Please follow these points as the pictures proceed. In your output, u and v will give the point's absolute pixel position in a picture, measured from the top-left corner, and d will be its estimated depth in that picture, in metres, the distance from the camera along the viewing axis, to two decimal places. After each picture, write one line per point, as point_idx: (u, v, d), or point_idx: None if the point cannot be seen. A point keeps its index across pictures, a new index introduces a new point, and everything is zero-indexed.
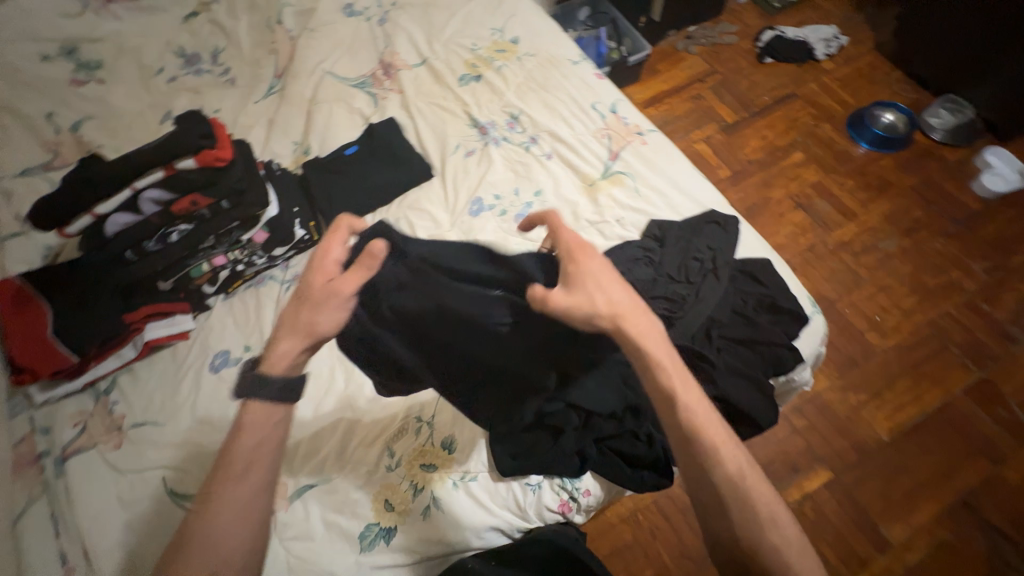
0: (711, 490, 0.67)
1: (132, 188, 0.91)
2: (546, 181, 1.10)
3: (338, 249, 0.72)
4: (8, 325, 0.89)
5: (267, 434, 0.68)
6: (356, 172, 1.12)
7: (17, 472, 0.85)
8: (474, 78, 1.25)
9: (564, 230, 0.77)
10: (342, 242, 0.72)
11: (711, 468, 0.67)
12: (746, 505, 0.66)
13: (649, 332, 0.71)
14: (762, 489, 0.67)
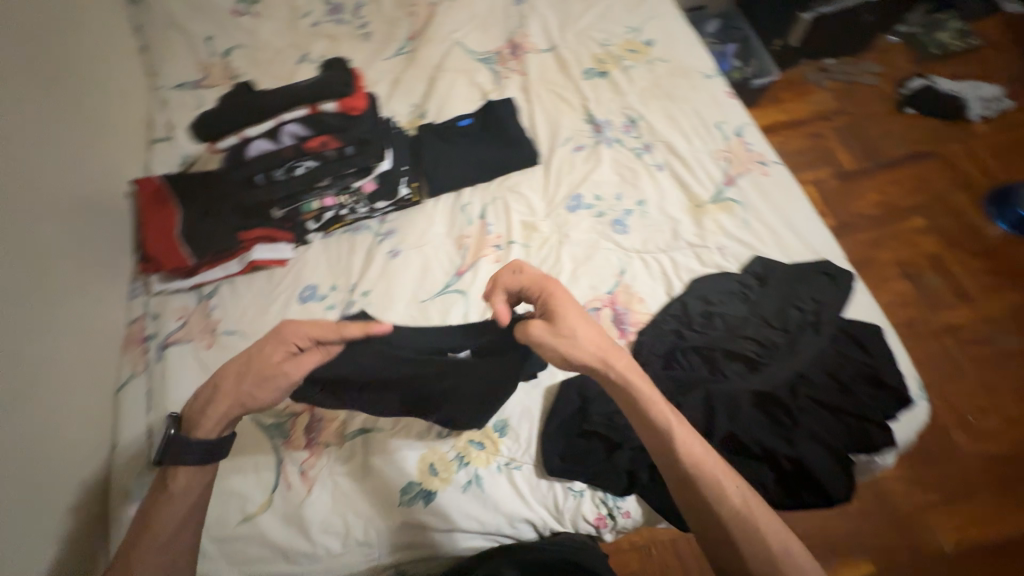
0: (717, 519, 0.66)
1: (277, 120, 0.97)
2: (650, 191, 1.06)
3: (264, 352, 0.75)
4: (148, 219, 1.02)
5: (199, 484, 0.72)
6: (466, 144, 1.15)
7: (128, 346, 0.99)
8: (600, 74, 1.23)
9: (524, 275, 0.80)
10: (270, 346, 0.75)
11: (716, 499, 0.66)
12: (755, 534, 0.64)
13: (629, 368, 0.72)
14: (773, 522, 0.65)
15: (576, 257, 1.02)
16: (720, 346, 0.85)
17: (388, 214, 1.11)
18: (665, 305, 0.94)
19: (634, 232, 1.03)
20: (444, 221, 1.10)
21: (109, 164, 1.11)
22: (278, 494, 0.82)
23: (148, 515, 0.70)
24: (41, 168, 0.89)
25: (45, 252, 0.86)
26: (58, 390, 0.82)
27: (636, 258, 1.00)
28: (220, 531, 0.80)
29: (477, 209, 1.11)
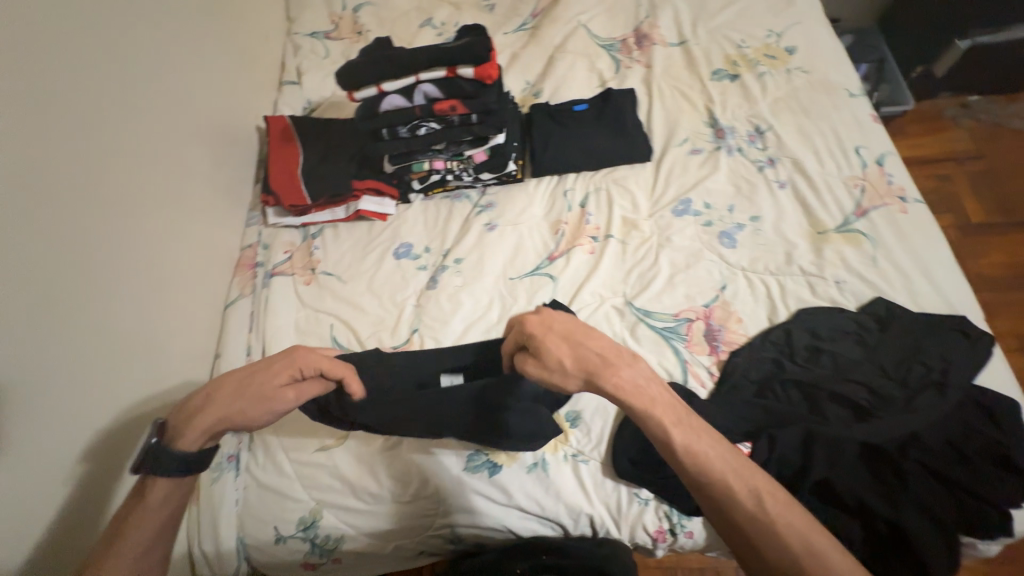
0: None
1: (416, 77, 0.94)
2: (767, 208, 1.00)
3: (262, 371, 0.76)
4: (274, 155, 1.08)
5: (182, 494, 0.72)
6: (578, 130, 1.12)
7: (240, 269, 1.07)
8: (731, 77, 1.16)
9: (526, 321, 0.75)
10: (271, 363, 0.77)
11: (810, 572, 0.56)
12: None
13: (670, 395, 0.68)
14: None
15: (675, 263, 0.98)
16: (826, 386, 0.79)
17: (489, 187, 1.11)
18: (765, 330, 0.88)
19: (743, 248, 0.97)
20: (543, 203, 1.09)
21: (243, 100, 1.19)
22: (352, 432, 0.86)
23: (122, 528, 0.68)
24: (177, 97, 0.98)
25: (178, 173, 0.96)
26: (174, 298, 0.91)
27: (741, 276, 0.95)
28: (298, 452, 0.86)
29: (578, 196, 1.09)
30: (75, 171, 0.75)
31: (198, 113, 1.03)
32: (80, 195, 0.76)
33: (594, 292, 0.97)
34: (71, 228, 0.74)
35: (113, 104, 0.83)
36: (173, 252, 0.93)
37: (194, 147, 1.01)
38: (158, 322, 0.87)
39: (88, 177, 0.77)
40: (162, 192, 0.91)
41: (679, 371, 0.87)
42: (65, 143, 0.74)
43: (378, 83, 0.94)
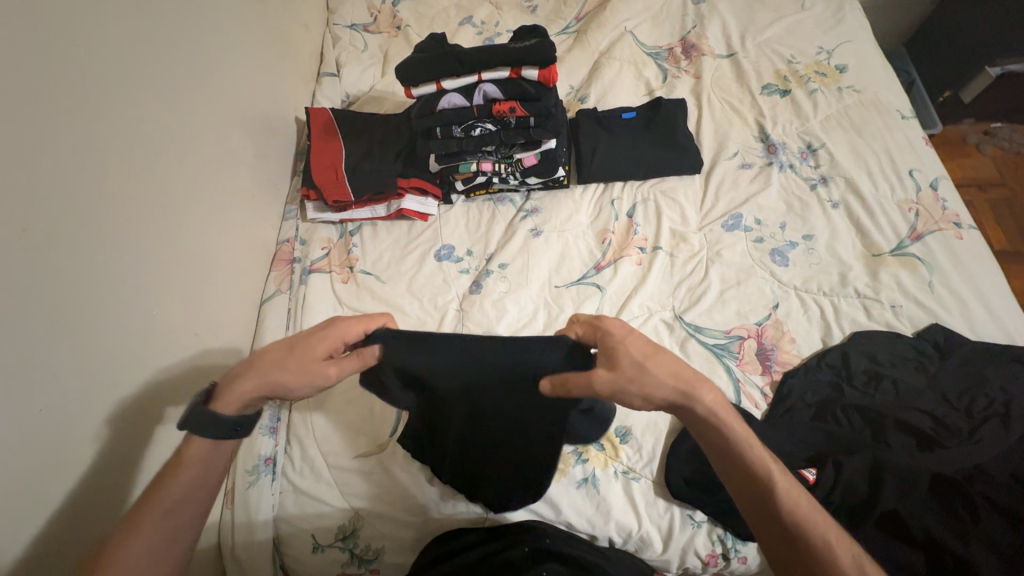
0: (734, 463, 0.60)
1: (478, 77, 0.91)
2: (821, 227, 0.98)
3: (321, 346, 0.61)
4: (316, 148, 1.05)
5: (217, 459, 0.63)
6: (627, 137, 1.10)
7: (278, 264, 1.04)
8: (782, 92, 1.14)
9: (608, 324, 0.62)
10: (331, 341, 0.61)
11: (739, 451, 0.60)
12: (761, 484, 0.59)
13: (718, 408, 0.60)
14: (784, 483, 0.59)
15: (725, 279, 0.96)
16: (891, 413, 0.78)
17: (534, 191, 1.09)
18: (820, 351, 0.87)
19: (796, 266, 0.95)
20: (590, 211, 1.07)
21: (284, 90, 1.16)
22: (394, 437, 0.84)
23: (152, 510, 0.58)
24: (227, 84, 0.95)
25: (226, 162, 0.93)
26: (220, 288, 0.89)
27: (794, 295, 0.93)
28: (336, 457, 0.84)
29: (626, 206, 1.06)
30: (141, 155, 0.73)
31: (245, 101, 1.01)
32: (146, 180, 0.74)
33: (642, 304, 0.95)
34: (141, 214, 0.72)
35: (173, 90, 0.81)
36: (221, 240, 0.90)
37: (241, 135, 0.98)
38: (206, 313, 0.84)
39: (152, 162, 0.75)
40: (212, 180, 0.89)
41: (732, 390, 0.85)
42: (133, 125, 0.72)
43: (439, 80, 0.92)
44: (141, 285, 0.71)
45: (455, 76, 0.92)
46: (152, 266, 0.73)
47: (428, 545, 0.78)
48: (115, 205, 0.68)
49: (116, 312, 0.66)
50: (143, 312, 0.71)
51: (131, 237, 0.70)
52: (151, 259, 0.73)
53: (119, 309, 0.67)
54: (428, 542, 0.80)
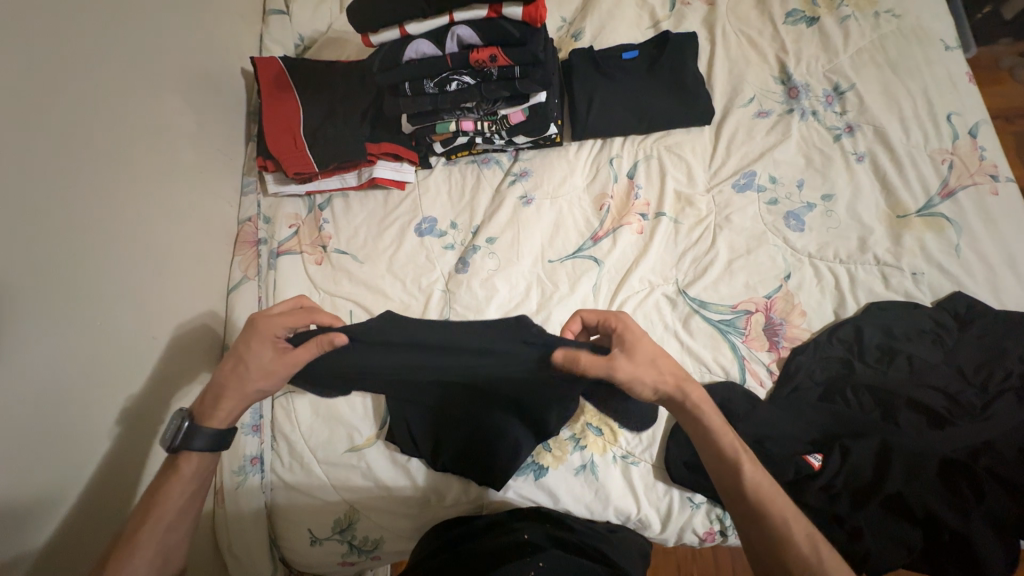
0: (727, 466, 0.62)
1: (449, 18, 0.72)
2: (843, 185, 0.88)
3: (262, 350, 0.66)
4: (268, 111, 0.91)
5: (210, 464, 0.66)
6: (628, 83, 0.95)
7: (241, 247, 0.93)
8: (809, 20, 0.97)
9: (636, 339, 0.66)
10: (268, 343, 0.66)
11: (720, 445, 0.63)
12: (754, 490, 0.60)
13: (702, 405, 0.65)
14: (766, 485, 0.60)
15: (734, 248, 0.88)
16: (902, 392, 0.74)
17: (522, 151, 0.97)
18: (832, 325, 0.82)
19: (812, 231, 0.87)
20: (585, 172, 0.96)
21: (221, 34, 0.97)
22: (384, 430, 0.81)
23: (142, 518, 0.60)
24: (140, 33, 0.78)
25: (157, 134, 0.80)
26: (173, 280, 0.79)
27: (807, 263, 0.86)
28: (326, 451, 0.81)
29: (625, 164, 0.95)
30: (31, 138, 0.60)
31: (170, 56, 0.84)
32: (43, 167, 0.61)
33: (643, 278, 0.88)
34: (44, 213, 0.61)
35: (59, 47, 0.65)
36: (165, 229, 0.79)
37: (171, 98, 0.83)
38: (157, 311, 0.76)
39: (48, 146, 0.62)
40: (141, 159, 0.76)
41: (737, 370, 0.81)
42: (9, 101, 0.58)
43: (401, 23, 0.74)
44: (62, 297, 0.62)
45: (420, 18, 0.73)
46: (75, 271, 0.64)
47: (428, 533, 0.77)
48: (2, 204, 0.56)
49: (33, 334, 0.58)
50: (70, 327, 0.62)
51: (37, 243, 0.60)
52: (68, 262, 0.63)
53: (35, 325, 0.58)
54: (429, 529, 0.79)
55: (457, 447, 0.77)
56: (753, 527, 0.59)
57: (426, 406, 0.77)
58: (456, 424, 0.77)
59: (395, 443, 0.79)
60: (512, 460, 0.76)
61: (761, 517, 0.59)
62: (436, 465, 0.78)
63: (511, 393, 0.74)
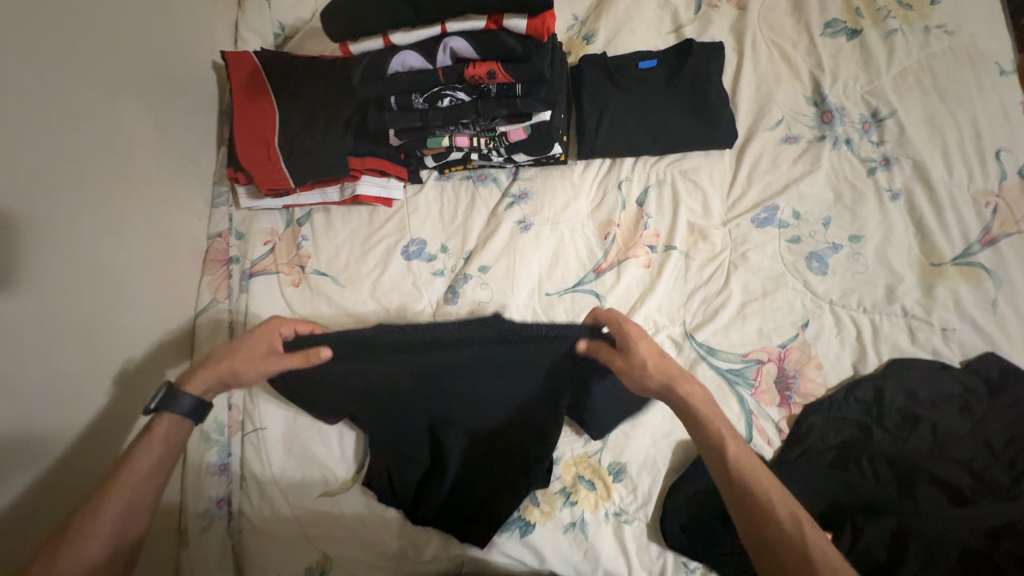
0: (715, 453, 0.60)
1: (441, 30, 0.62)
2: (873, 226, 0.80)
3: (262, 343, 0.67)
4: (241, 117, 0.82)
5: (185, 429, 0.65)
6: (643, 97, 0.85)
7: (211, 266, 0.85)
8: (850, 33, 0.87)
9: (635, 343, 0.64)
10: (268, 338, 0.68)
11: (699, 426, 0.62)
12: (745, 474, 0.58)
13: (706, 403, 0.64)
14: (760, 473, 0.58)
15: (748, 289, 0.81)
16: (922, 464, 0.68)
17: (522, 169, 0.88)
18: (850, 382, 0.75)
19: (835, 276, 0.79)
20: (591, 195, 0.87)
21: (189, 22, 0.86)
22: (361, 474, 0.76)
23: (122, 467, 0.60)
24: (88, 29, 0.69)
25: (109, 145, 0.71)
26: (125, 307, 0.72)
27: (828, 310, 0.79)
28: (297, 495, 0.75)
29: (635, 189, 0.86)
30: None
31: (122, 52, 0.74)
32: None
33: (648, 318, 0.81)
34: None
35: None
36: (114, 251, 0.71)
37: (125, 100, 0.74)
38: (106, 342, 0.69)
39: None
40: (87, 175, 0.68)
41: (744, 426, 0.74)
42: None
43: (386, 34, 0.64)
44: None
45: (407, 28, 0.63)
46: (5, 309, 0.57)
47: None
48: None
49: None
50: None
51: None
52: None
53: None
54: None
55: (443, 488, 0.72)
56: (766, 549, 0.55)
57: (410, 431, 0.73)
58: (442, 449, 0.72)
59: (373, 489, 0.74)
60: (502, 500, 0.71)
61: (768, 528, 0.55)
62: (420, 508, 0.72)
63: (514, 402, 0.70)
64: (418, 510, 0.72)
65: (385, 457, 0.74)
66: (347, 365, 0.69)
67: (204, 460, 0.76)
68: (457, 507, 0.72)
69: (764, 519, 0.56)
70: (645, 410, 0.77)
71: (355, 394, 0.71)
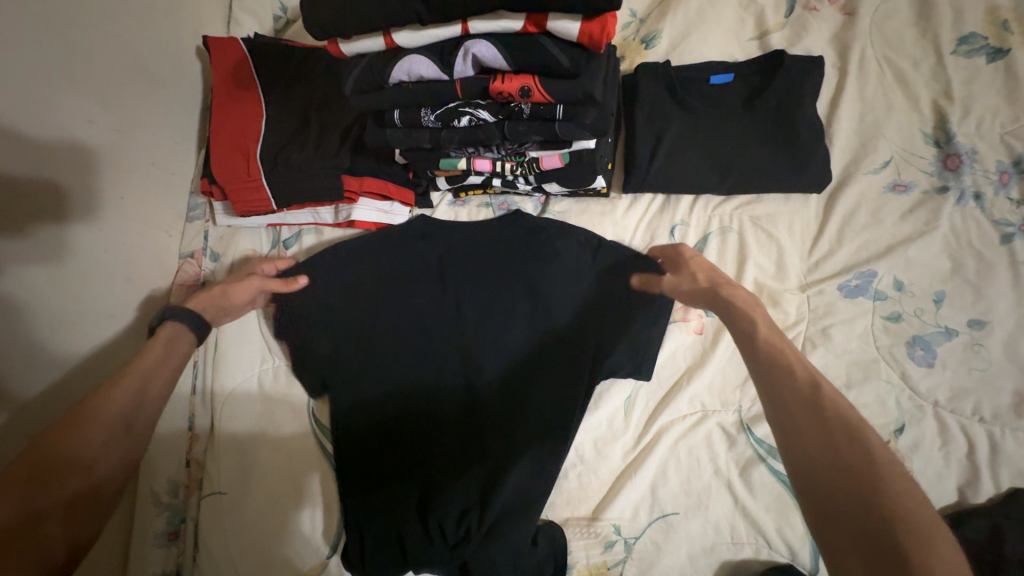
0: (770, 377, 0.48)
1: (466, 30, 0.46)
2: (1003, 310, 0.62)
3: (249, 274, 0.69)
4: (223, 119, 0.69)
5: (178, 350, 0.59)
6: (713, 119, 0.68)
7: (179, 292, 0.74)
8: (992, 52, 0.67)
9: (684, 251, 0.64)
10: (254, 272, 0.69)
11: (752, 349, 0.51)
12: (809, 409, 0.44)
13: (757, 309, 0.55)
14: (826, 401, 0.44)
15: (829, 376, 0.63)
16: None
17: (554, 199, 0.73)
18: (956, 514, 0.58)
19: (945, 370, 0.62)
20: (636, 239, 0.71)
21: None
22: (336, 555, 0.62)
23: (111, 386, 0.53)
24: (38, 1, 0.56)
25: (57, 145, 0.59)
26: (52, 351, 0.59)
27: (931, 414, 0.61)
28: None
29: (691, 236, 0.69)
30: None
31: (82, 30, 0.61)
32: None
33: (694, 399, 0.65)
34: None
35: None
36: (49, 279, 0.58)
37: (81, 90, 0.61)
38: (24, 393, 0.56)
39: None
40: (28, 183, 0.55)
41: (809, 554, 0.59)
42: None
43: (389, 31, 0.47)
44: None
45: (418, 24, 0.46)
46: None
47: None
48: None
49: None
50: None
51: None
52: None
53: None
54: None
55: (462, 493, 0.60)
56: (825, 479, 0.40)
57: (407, 406, 0.64)
58: (452, 436, 0.63)
59: (348, 564, 0.60)
60: (535, 501, 0.60)
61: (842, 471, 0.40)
62: (439, 539, 0.58)
63: (520, 337, 0.66)
64: (434, 538, 0.58)
65: (387, 463, 0.62)
66: (369, 284, 0.69)
67: (149, 529, 0.64)
68: (482, 527, 0.58)
69: (816, 437, 0.42)
70: (682, 516, 0.62)
71: (359, 356, 0.66)
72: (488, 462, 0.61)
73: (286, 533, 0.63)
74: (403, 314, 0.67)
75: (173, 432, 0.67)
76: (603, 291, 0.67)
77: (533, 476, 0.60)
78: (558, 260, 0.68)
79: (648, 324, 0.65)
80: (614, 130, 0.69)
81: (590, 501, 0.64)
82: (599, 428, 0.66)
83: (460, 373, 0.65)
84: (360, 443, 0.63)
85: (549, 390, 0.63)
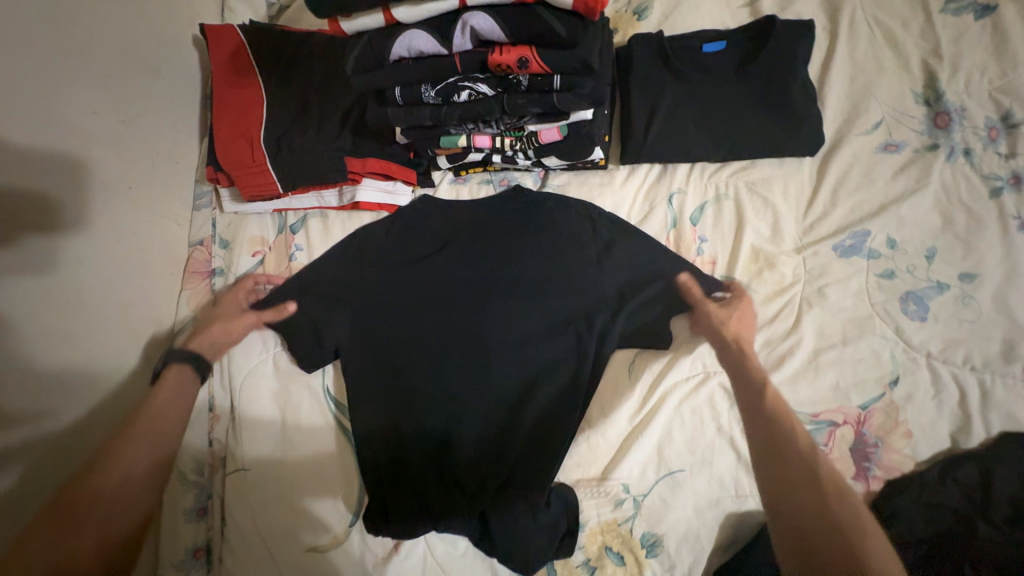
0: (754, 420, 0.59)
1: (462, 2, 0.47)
2: (992, 262, 0.64)
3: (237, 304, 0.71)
4: (225, 105, 0.70)
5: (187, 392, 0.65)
6: (706, 88, 0.69)
7: (190, 278, 0.75)
8: (980, 9, 0.68)
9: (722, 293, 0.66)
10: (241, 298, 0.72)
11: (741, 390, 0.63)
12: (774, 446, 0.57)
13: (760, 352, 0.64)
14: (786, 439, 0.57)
15: (825, 333, 0.65)
16: None
17: (553, 173, 0.75)
18: (948, 459, 0.60)
19: (936, 323, 0.64)
20: (634, 209, 0.72)
21: None
22: (358, 519, 0.65)
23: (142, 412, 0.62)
24: None
25: (64, 135, 0.60)
26: (72, 336, 0.61)
27: (924, 365, 0.63)
28: (281, 543, 0.65)
29: (689, 204, 0.71)
30: None
31: (84, 22, 0.63)
32: None
33: (696, 360, 0.67)
34: None
35: None
36: (64, 269, 0.60)
37: (85, 81, 0.63)
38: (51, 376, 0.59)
39: None
40: (36, 174, 0.57)
41: None
42: None
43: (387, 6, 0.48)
44: None
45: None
46: None
47: None
48: None
49: None
50: None
51: None
52: None
53: None
54: None
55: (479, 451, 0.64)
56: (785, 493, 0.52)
57: (421, 378, 0.66)
58: (461, 403, 0.65)
59: (369, 525, 0.63)
60: (548, 454, 0.63)
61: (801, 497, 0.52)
62: (460, 490, 0.63)
63: (528, 307, 0.68)
64: (454, 489, 0.63)
65: (403, 430, 0.65)
66: (377, 265, 0.71)
67: (179, 505, 0.67)
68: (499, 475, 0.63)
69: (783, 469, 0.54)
70: (688, 473, 0.64)
71: (360, 334, 0.68)
72: (499, 424, 0.64)
73: (309, 501, 0.66)
74: (414, 290, 0.69)
75: (196, 412, 0.70)
76: (606, 259, 0.68)
77: (546, 433, 0.64)
78: (560, 231, 0.71)
79: (649, 287, 0.67)
80: (609, 102, 0.70)
81: (599, 463, 0.66)
82: (605, 392, 0.68)
83: (472, 346, 0.67)
84: (376, 413, 0.66)
85: (558, 357, 0.66)
